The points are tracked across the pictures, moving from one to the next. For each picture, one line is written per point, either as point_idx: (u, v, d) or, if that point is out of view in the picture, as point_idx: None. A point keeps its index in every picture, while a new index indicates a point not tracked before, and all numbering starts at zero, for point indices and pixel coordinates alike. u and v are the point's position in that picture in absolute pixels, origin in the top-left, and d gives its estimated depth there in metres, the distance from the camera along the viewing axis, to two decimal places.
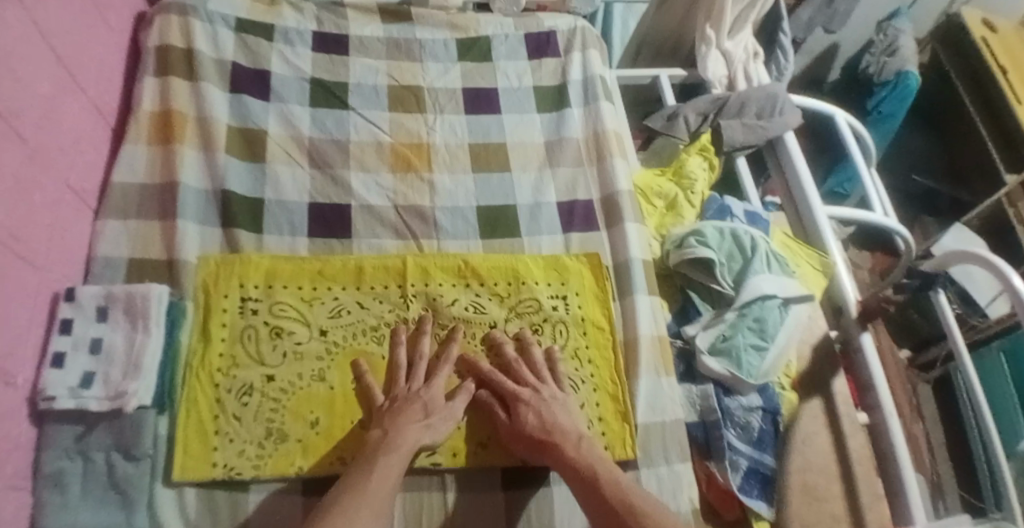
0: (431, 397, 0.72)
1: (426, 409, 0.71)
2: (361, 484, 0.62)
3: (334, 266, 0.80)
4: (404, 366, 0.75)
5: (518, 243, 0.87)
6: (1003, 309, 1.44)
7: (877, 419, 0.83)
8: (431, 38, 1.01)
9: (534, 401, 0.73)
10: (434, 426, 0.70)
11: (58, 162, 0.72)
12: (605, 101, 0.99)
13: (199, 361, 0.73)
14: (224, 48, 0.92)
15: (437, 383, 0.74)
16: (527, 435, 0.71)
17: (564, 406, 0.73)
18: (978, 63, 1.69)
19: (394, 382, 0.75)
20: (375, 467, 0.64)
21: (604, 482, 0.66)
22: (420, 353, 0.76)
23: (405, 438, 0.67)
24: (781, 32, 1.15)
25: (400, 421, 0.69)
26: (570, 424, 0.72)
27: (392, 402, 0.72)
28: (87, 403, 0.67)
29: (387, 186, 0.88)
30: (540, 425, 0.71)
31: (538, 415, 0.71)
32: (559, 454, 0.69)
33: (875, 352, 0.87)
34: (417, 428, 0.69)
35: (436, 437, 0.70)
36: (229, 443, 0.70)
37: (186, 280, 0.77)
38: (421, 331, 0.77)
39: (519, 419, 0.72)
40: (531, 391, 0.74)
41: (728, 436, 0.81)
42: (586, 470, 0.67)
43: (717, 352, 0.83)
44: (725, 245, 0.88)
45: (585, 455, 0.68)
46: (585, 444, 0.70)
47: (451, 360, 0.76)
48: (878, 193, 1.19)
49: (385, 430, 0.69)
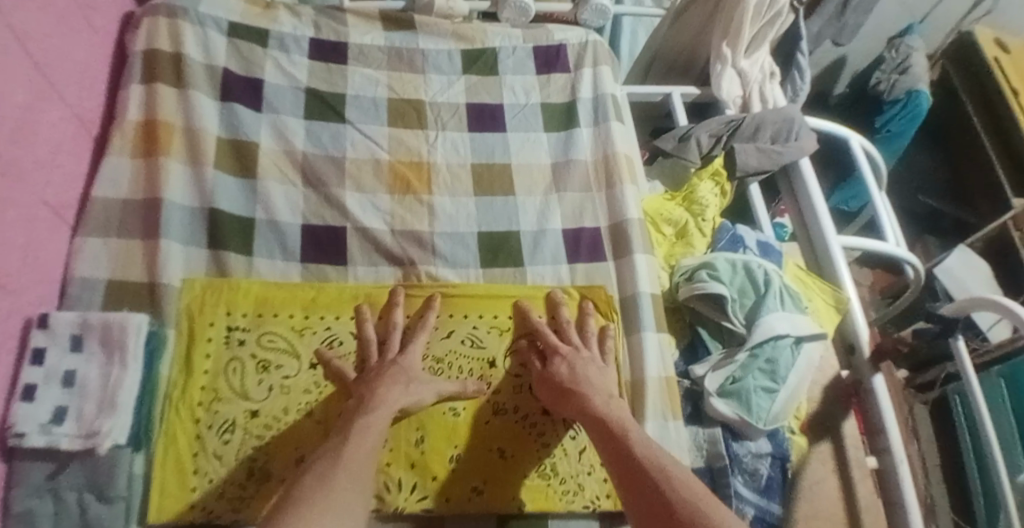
0: (408, 363, 0.71)
1: (405, 375, 0.69)
2: (339, 446, 0.61)
3: (329, 292, 0.76)
4: (375, 342, 0.74)
5: (520, 272, 0.83)
6: (1003, 333, 1.41)
7: (885, 464, 0.77)
8: (434, 48, 0.96)
9: (570, 356, 0.73)
10: (411, 388, 0.68)
11: (35, 176, 0.67)
12: (615, 122, 0.94)
13: (180, 394, 0.69)
14: (215, 54, 0.87)
15: (412, 350, 0.72)
16: (556, 382, 0.71)
17: (599, 368, 0.73)
18: (989, 84, 1.65)
19: (367, 356, 0.73)
20: (353, 429, 0.63)
21: (633, 439, 0.64)
22: (394, 325, 0.74)
23: (384, 397, 0.66)
24: (799, 52, 1.11)
25: (377, 386, 0.68)
26: (600, 382, 0.71)
27: (364, 374, 0.71)
28: (57, 440, 0.62)
29: (384, 208, 0.84)
30: (570, 377, 0.71)
31: (570, 367, 0.72)
32: (584, 405, 0.68)
33: (888, 394, 0.80)
34: (395, 391, 0.67)
35: (415, 398, 0.68)
36: (208, 484, 0.65)
37: (169, 305, 0.72)
38: (393, 303, 0.76)
39: (551, 367, 0.73)
40: (571, 348, 0.74)
41: (735, 483, 0.78)
42: (614, 425, 0.66)
43: (727, 394, 0.80)
44: (737, 280, 0.84)
45: (613, 411, 0.67)
46: (614, 403, 0.69)
47: (428, 328, 0.75)
48: (891, 218, 1.12)
49: (360, 400, 0.67)
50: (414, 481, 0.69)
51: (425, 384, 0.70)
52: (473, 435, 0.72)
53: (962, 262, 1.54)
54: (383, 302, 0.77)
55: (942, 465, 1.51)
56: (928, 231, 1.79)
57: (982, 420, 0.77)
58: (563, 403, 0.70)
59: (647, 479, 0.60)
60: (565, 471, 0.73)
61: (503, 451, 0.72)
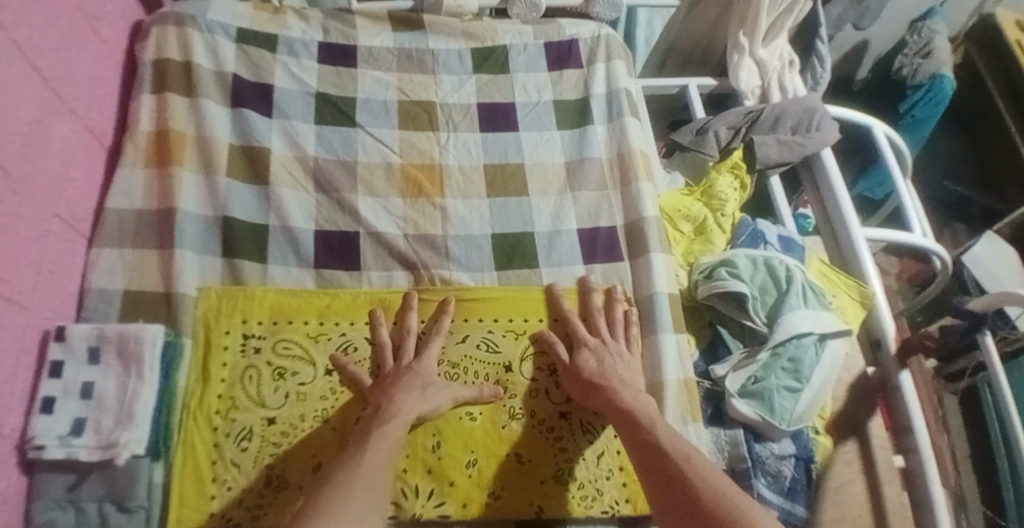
0: (424, 368, 0.71)
1: (421, 382, 0.69)
2: (357, 456, 0.61)
3: (345, 300, 0.76)
4: (389, 347, 0.74)
5: (536, 274, 0.82)
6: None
7: (912, 463, 0.74)
8: (445, 49, 0.94)
9: (597, 349, 0.74)
10: (428, 392, 0.69)
11: (45, 190, 0.68)
12: (630, 118, 0.92)
13: (198, 403, 0.69)
14: (225, 60, 0.86)
15: (426, 355, 0.72)
16: (583, 377, 0.72)
17: (627, 363, 0.74)
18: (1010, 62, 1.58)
19: (381, 360, 0.73)
20: (370, 437, 0.63)
21: (660, 430, 0.65)
22: (408, 330, 0.74)
23: (400, 406, 0.66)
24: (819, 40, 1.08)
25: (393, 393, 0.68)
26: (627, 377, 0.72)
27: (381, 380, 0.71)
28: (76, 452, 0.63)
29: (397, 212, 0.83)
30: (598, 372, 0.72)
31: (598, 361, 0.73)
32: (612, 398, 0.69)
33: (916, 395, 0.78)
34: (411, 397, 0.67)
35: (432, 405, 0.68)
36: (227, 493, 0.66)
37: (184, 315, 0.73)
38: (407, 307, 0.76)
39: (578, 361, 0.73)
40: (598, 341, 0.75)
41: (758, 486, 0.76)
42: (640, 417, 0.67)
43: (748, 394, 0.78)
44: (758, 277, 0.83)
45: (641, 405, 0.68)
46: (641, 397, 0.70)
47: (442, 333, 0.74)
48: (916, 208, 1.09)
49: (376, 406, 0.67)
50: (432, 487, 0.69)
51: (441, 390, 0.70)
52: (490, 440, 0.72)
53: (990, 251, 1.49)
54: (396, 307, 0.77)
55: (972, 457, 1.47)
56: (955, 217, 1.73)
57: (1011, 424, 0.75)
58: (590, 398, 0.71)
59: (674, 467, 0.62)
60: (583, 477, 0.72)
61: (520, 457, 0.72)
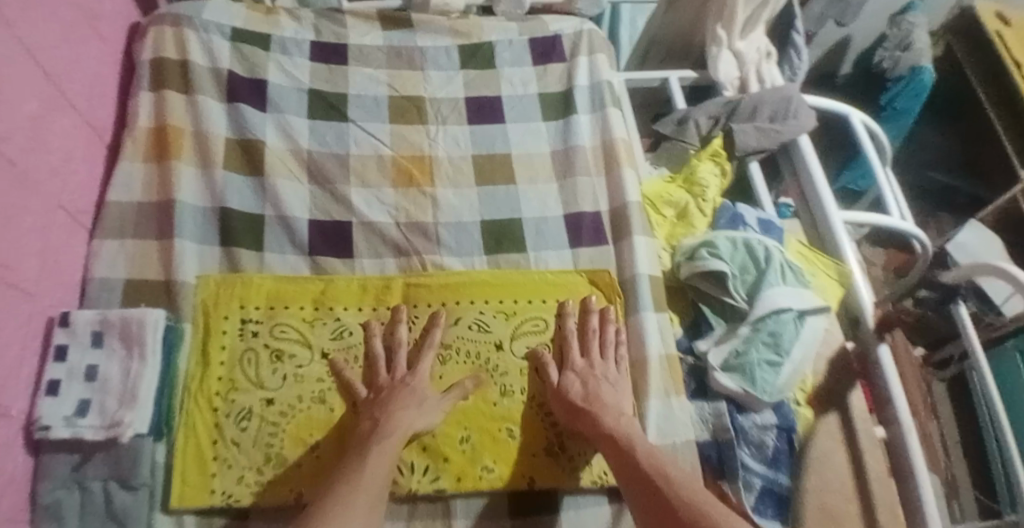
0: (417, 384, 0.73)
1: (415, 396, 0.71)
2: (358, 470, 0.64)
3: (340, 287, 0.79)
4: (383, 358, 0.76)
5: (525, 259, 0.85)
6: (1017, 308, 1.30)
7: (893, 434, 0.77)
8: (432, 45, 0.97)
9: (583, 372, 0.76)
10: (424, 410, 0.71)
11: (49, 184, 0.70)
12: (613, 108, 0.95)
13: (198, 385, 0.72)
14: (220, 58, 0.89)
15: (420, 368, 0.74)
16: (569, 400, 0.73)
17: (613, 385, 0.75)
18: (993, 56, 1.60)
19: (375, 373, 0.75)
20: (369, 453, 0.65)
21: (639, 451, 0.68)
22: (400, 341, 0.76)
23: (398, 422, 0.68)
24: (794, 31, 1.11)
25: (390, 409, 0.70)
26: (613, 400, 0.73)
27: (377, 394, 0.73)
28: (82, 432, 0.65)
29: (389, 202, 0.86)
30: (584, 395, 0.73)
31: (582, 383, 0.74)
32: (596, 423, 0.71)
33: (894, 366, 0.80)
34: (408, 413, 0.69)
35: (428, 422, 0.70)
36: (228, 470, 0.69)
37: (184, 302, 0.75)
38: (397, 320, 0.77)
39: (563, 384, 0.74)
40: (585, 363, 0.76)
41: (741, 455, 0.80)
42: (622, 440, 0.69)
43: (730, 368, 0.81)
44: (738, 257, 0.86)
45: (622, 427, 0.70)
46: (624, 420, 0.71)
47: (434, 346, 0.76)
48: (895, 197, 1.14)
49: (375, 420, 0.69)
50: (427, 464, 0.72)
51: (437, 404, 0.72)
52: (484, 417, 0.75)
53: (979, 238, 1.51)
54: (388, 316, 0.78)
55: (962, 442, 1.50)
56: (941, 207, 1.77)
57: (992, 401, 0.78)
58: (576, 421, 0.72)
59: (654, 487, 0.64)
60: (573, 450, 0.75)
61: (512, 431, 0.74)
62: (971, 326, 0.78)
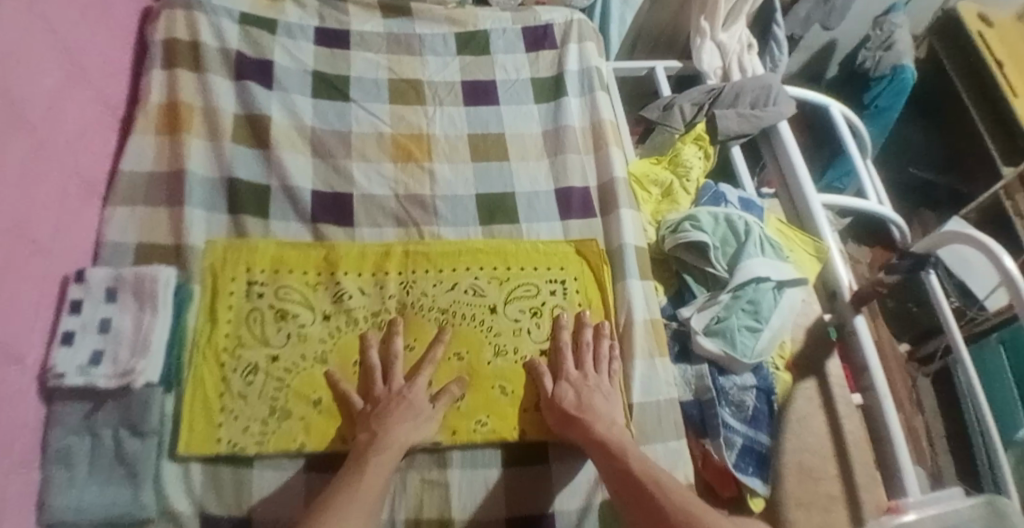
0: (414, 396, 0.73)
1: (411, 407, 0.72)
2: (358, 478, 0.66)
3: (341, 253, 0.83)
4: (379, 369, 0.76)
5: (517, 229, 0.89)
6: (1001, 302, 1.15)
7: (869, 400, 0.80)
8: (430, 32, 1.02)
9: (577, 382, 0.77)
10: (420, 423, 0.72)
11: (66, 152, 0.74)
12: (601, 92, 1.01)
13: (206, 341, 0.76)
14: (228, 39, 0.94)
15: (419, 381, 0.75)
16: (562, 408, 0.74)
17: (605, 396, 0.76)
18: (974, 57, 1.63)
19: (371, 383, 0.75)
20: (369, 464, 0.67)
21: (632, 459, 0.69)
22: (395, 353, 0.77)
23: (397, 434, 0.70)
24: (775, 25, 1.17)
25: (388, 421, 0.71)
26: (606, 409, 0.75)
27: (374, 405, 0.73)
28: (95, 379, 0.69)
29: (388, 176, 0.90)
30: (577, 403, 0.74)
31: (576, 392, 0.76)
32: (587, 431, 0.72)
33: (870, 335, 0.84)
34: (406, 427, 0.71)
35: (422, 434, 0.72)
36: (234, 421, 0.72)
37: (193, 264, 0.79)
38: (393, 332, 0.78)
39: (557, 393, 0.76)
40: (578, 374, 0.78)
41: (723, 414, 0.84)
42: (614, 447, 0.70)
43: (712, 332, 0.85)
44: (719, 230, 0.90)
45: (615, 435, 0.72)
46: (616, 429, 0.73)
47: (435, 361, 0.76)
48: (872, 182, 1.20)
49: (372, 432, 0.70)
50: None
51: (434, 416, 0.73)
52: (478, 374, 0.78)
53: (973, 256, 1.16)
54: (384, 329, 0.79)
55: None
56: (923, 205, 1.80)
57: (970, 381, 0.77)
58: (568, 428, 0.74)
59: (646, 495, 0.66)
60: None
61: (504, 388, 0.78)
62: (953, 318, 0.80)
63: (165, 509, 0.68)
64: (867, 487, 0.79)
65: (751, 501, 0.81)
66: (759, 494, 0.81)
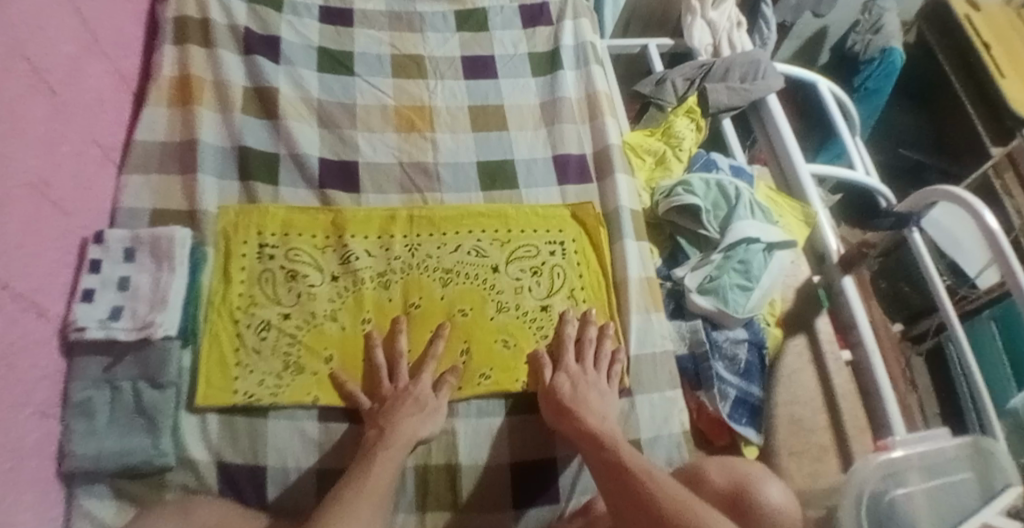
0: (420, 391, 0.75)
1: (418, 403, 0.74)
2: (364, 473, 0.66)
3: (348, 217, 0.86)
4: (384, 368, 0.78)
5: (516, 194, 0.93)
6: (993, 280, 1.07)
7: (858, 356, 0.84)
8: (431, 10, 1.06)
9: (574, 374, 0.78)
10: (428, 417, 0.74)
11: (83, 118, 0.78)
12: (596, 65, 1.04)
13: (221, 300, 0.79)
14: (235, 16, 0.97)
15: (424, 378, 0.76)
16: (558, 400, 0.75)
17: (601, 393, 0.77)
18: (965, 42, 1.66)
19: (377, 383, 0.77)
20: (375, 459, 0.68)
21: (622, 450, 0.70)
22: (399, 351, 0.78)
23: (402, 431, 0.71)
24: (764, 4, 1.21)
25: (395, 416, 0.72)
26: (599, 407, 0.76)
27: (381, 403, 0.75)
28: (115, 333, 0.72)
29: (392, 145, 0.94)
30: (572, 397, 0.75)
31: (572, 384, 0.77)
32: (580, 424, 0.73)
33: (858, 297, 0.87)
34: (412, 421, 0.72)
35: (429, 428, 0.73)
36: (249, 374, 0.75)
37: (207, 227, 0.83)
38: (397, 330, 0.79)
39: (553, 385, 0.77)
40: (576, 369, 0.78)
41: (716, 366, 0.86)
42: (606, 439, 0.71)
43: (705, 291, 0.89)
44: (711, 194, 0.94)
45: (606, 429, 0.73)
46: (608, 424, 0.74)
47: (437, 356, 0.78)
48: (859, 154, 1.24)
49: (381, 428, 0.72)
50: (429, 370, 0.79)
51: (441, 400, 0.76)
52: (480, 330, 0.82)
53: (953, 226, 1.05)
54: (388, 307, 0.82)
55: None
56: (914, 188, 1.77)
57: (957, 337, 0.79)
58: (562, 420, 0.74)
59: (637, 483, 0.66)
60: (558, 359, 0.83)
61: (507, 342, 0.81)
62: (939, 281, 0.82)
63: (184, 456, 0.72)
64: (857, 438, 0.84)
65: (745, 449, 0.84)
66: (753, 442, 0.84)
